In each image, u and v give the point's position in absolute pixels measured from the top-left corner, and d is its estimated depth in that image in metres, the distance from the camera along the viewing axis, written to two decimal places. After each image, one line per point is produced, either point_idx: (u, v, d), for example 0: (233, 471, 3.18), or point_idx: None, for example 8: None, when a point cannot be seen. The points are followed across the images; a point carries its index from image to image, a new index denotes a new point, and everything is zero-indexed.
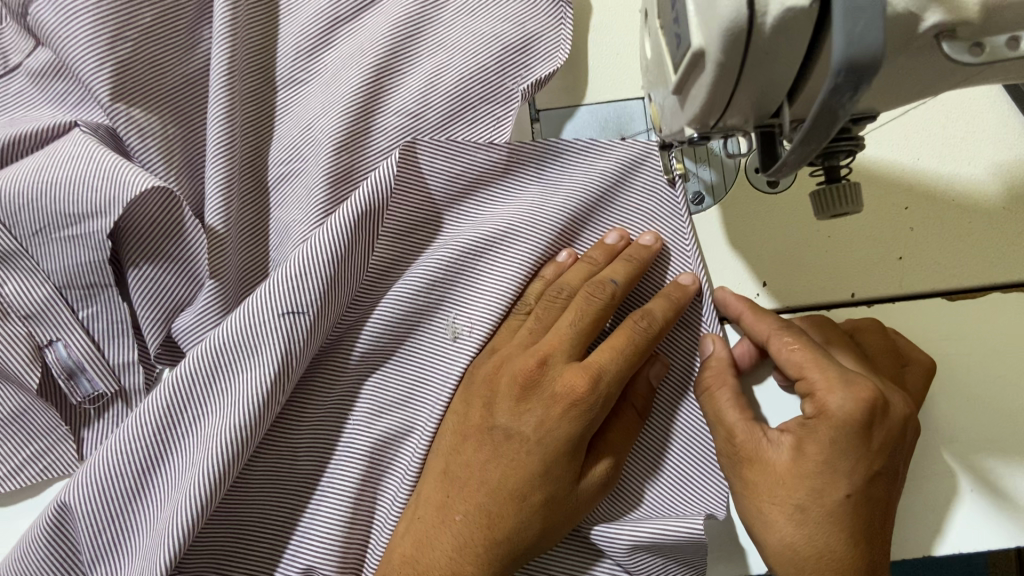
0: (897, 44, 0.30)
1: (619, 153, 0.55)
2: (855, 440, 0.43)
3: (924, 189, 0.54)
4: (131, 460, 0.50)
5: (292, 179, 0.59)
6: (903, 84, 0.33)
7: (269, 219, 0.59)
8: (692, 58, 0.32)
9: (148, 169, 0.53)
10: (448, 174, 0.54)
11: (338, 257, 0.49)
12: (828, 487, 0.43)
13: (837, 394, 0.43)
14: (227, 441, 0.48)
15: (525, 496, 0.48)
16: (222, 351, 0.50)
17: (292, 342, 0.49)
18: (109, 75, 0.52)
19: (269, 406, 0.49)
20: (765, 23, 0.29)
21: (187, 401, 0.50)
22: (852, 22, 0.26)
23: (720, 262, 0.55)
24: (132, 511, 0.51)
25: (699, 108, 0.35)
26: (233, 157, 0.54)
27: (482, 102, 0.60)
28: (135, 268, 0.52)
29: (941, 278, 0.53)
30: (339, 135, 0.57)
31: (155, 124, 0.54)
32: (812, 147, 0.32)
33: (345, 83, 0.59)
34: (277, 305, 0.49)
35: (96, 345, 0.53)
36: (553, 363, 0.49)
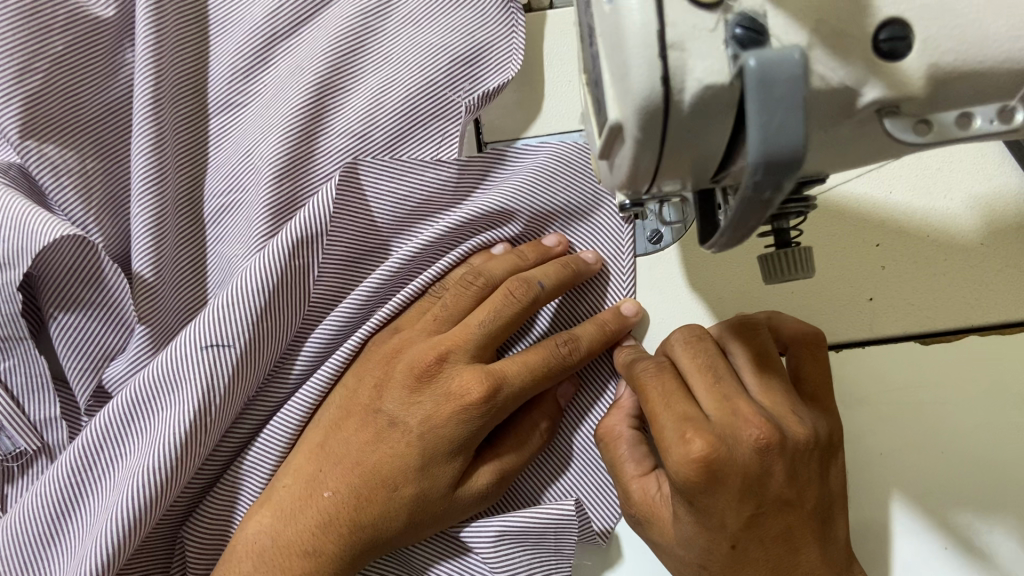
0: (833, 120, 0.27)
1: (566, 171, 0.51)
2: (736, 495, 0.39)
3: (896, 225, 0.51)
4: (44, 511, 0.45)
5: (233, 212, 0.52)
6: (849, 158, 0.30)
7: (209, 255, 0.52)
8: (611, 131, 0.29)
9: (67, 216, 0.49)
10: (394, 197, 0.49)
11: (270, 292, 0.45)
12: (713, 539, 0.40)
13: (670, 457, 0.38)
14: (140, 489, 0.43)
15: (397, 486, 0.46)
16: (143, 391, 0.45)
17: (214, 383, 0.44)
18: (17, 110, 0.48)
19: (190, 457, 0.44)
20: (683, 101, 0.26)
21: (103, 444, 0.46)
22: (768, 115, 0.22)
23: (679, 302, 0.52)
24: (44, 567, 0.46)
25: (624, 176, 0.31)
26: (164, 192, 0.49)
27: (433, 119, 0.53)
28: (56, 316, 0.48)
29: (913, 321, 0.50)
30: (278, 162, 0.50)
31: (72, 160, 0.49)
32: (744, 231, 0.28)
33: (282, 105, 0.52)
34: (201, 338, 0.44)
35: (17, 402, 0.48)
36: (451, 362, 0.47)
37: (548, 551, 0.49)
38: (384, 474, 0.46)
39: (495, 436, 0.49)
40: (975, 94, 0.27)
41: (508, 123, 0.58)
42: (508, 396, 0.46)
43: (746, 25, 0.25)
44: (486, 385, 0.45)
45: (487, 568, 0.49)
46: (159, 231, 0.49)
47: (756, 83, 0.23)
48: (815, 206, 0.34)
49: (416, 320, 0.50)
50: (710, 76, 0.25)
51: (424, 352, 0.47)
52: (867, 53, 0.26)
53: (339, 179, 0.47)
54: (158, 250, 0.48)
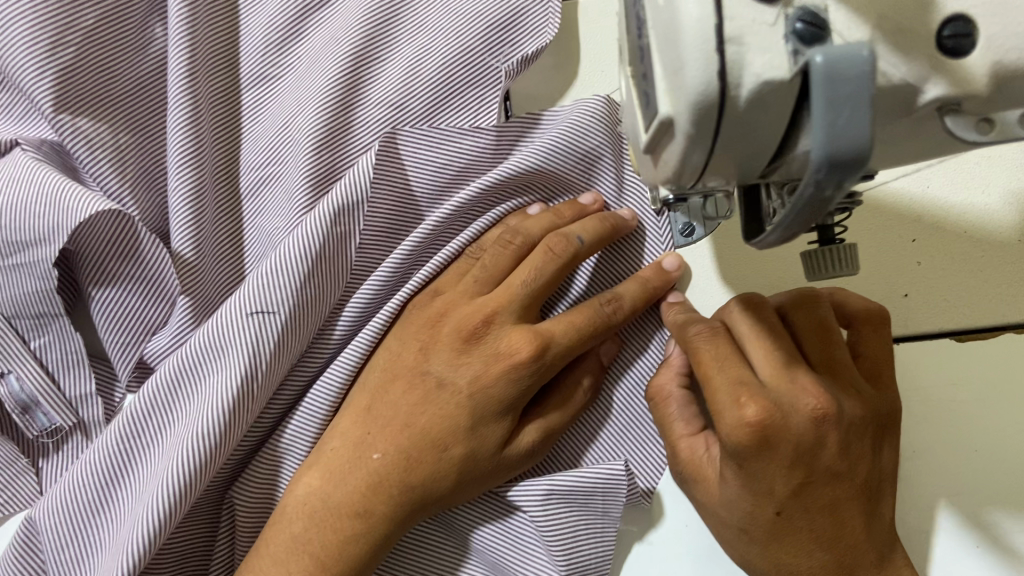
0: (893, 114, 0.26)
1: (598, 128, 0.50)
2: (789, 465, 0.39)
3: (932, 221, 0.50)
4: (99, 472, 0.47)
5: (274, 184, 0.51)
6: (904, 152, 0.29)
7: (248, 229, 0.52)
8: (659, 126, 0.29)
9: (102, 188, 0.48)
10: (434, 164, 0.50)
11: (313, 261, 0.46)
12: (762, 505, 0.41)
13: (723, 423, 0.38)
14: (189, 453, 0.44)
15: (447, 447, 0.45)
16: (191, 356, 0.47)
17: (260, 348, 0.45)
18: (51, 84, 0.47)
19: (237, 420, 0.45)
20: (739, 96, 0.25)
21: (154, 408, 0.47)
22: (836, 114, 0.22)
23: (713, 294, 0.52)
24: (96, 529, 0.47)
25: (671, 171, 0.31)
26: (202, 164, 0.49)
27: (470, 88, 0.51)
28: (95, 292, 0.49)
29: (950, 318, 0.50)
30: (316, 134, 0.50)
31: (105, 134, 0.49)
32: (799, 227, 0.28)
33: (320, 76, 0.51)
34: (247, 304, 0.46)
35: (52, 377, 0.49)
36: (499, 322, 0.47)
37: (594, 513, 0.47)
38: (434, 435, 0.46)
39: (540, 396, 0.49)
40: None
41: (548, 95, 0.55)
42: (556, 355, 0.46)
43: (806, 19, 0.25)
44: (535, 345, 0.46)
45: (533, 529, 0.48)
46: (198, 203, 0.49)
47: (822, 81, 0.22)
48: (860, 202, 0.34)
49: (455, 283, 0.49)
50: (767, 70, 0.25)
51: (470, 314, 0.47)
52: (931, 48, 0.25)
53: (378, 149, 0.48)
54: (197, 227, 0.48)
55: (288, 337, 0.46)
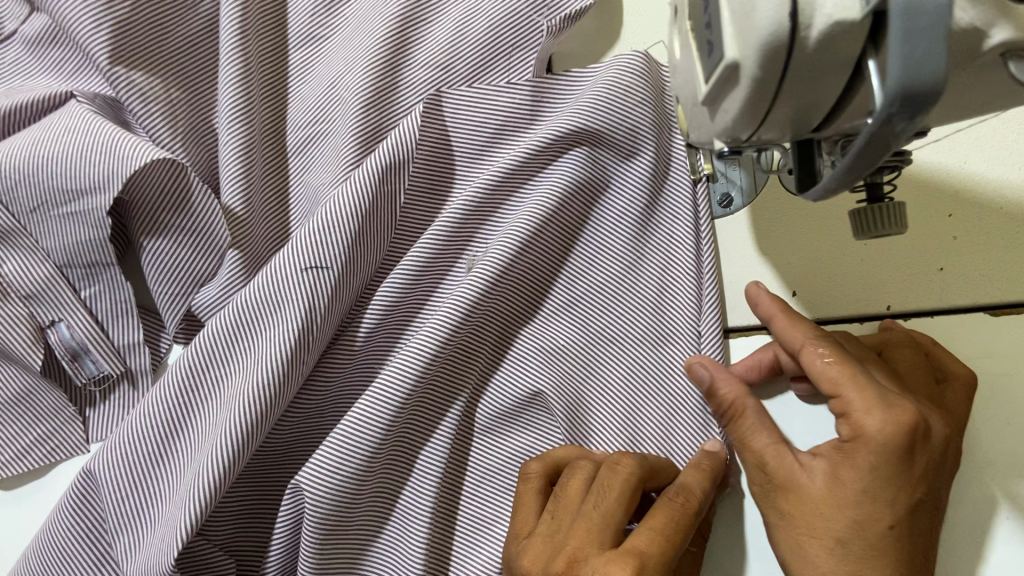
0: (958, 61, 0.27)
1: (634, 87, 0.49)
2: (896, 467, 0.40)
3: (969, 195, 0.50)
4: (156, 425, 0.48)
5: (320, 141, 0.53)
6: (963, 103, 0.30)
7: (294, 185, 0.53)
8: (724, 72, 0.29)
9: (153, 138, 0.49)
10: (474, 124, 0.51)
11: (364, 212, 0.48)
12: (872, 511, 0.41)
13: (874, 417, 0.40)
14: (251, 402, 0.46)
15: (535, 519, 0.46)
16: (246, 311, 0.48)
17: (315, 301, 0.47)
18: (107, 36, 0.48)
19: (292, 374, 0.47)
20: (809, 38, 0.26)
21: (209, 362, 0.49)
22: (911, 46, 0.23)
23: (750, 265, 0.52)
24: (154, 479, 0.49)
25: (732, 120, 0.32)
26: (252, 121, 0.50)
27: (514, 50, 0.53)
28: (145, 243, 0.50)
29: (985, 293, 0.50)
30: (365, 91, 0.51)
31: (158, 89, 0.50)
32: (859, 173, 0.28)
33: (368, 35, 0.52)
34: (300, 262, 0.47)
35: (101, 325, 0.50)
36: None
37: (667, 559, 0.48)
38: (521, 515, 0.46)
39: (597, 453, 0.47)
40: None
41: (586, 55, 0.55)
42: None
43: None
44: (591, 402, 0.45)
45: None
46: (247, 158, 0.50)
47: (899, 15, 0.22)
48: (910, 161, 0.35)
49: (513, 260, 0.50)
50: (839, 11, 0.25)
51: None
52: None
53: (424, 109, 0.50)
54: (247, 180, 0.49)
55: (342, 288, 0.48)
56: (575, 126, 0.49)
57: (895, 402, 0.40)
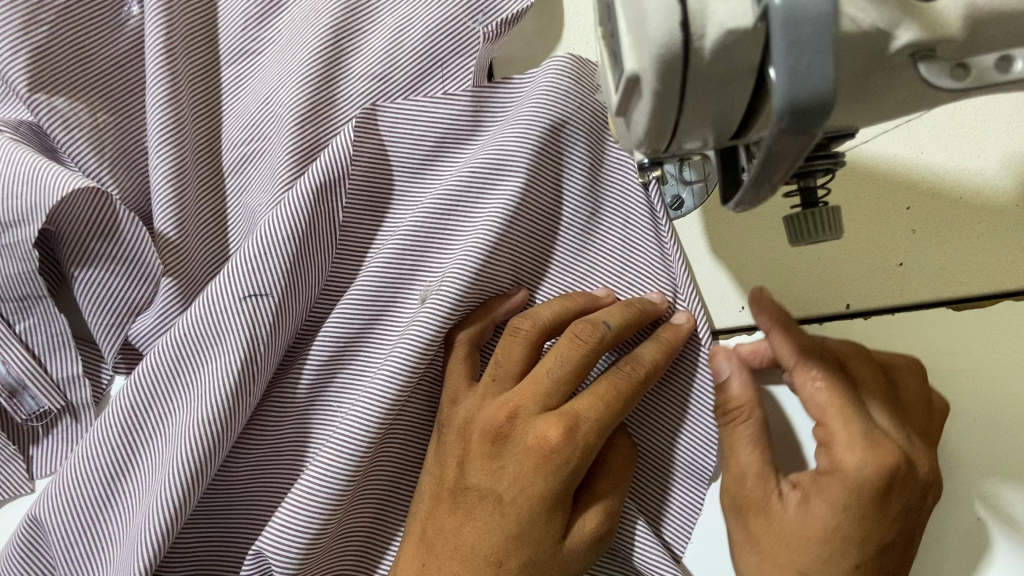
0: (866, 67, 0.25)
1: (568, 90, 0.48)
2: (873, 505, 0.40)
3: (927, 187, 0.49)
4: (100, 468, 0.47)
5: (255, 161, 0.51)
6: (885, 107, 0.28)
7: (230, 208, 0.52)
8: (625, 84, 0.27)
9: (80, 167, 0.48)
10: (413, 136, 0.50)
11: (301, 234, 0.47)
12: (833, 550, 0.40)
13: (855, 451, 0.40)
14: (197, 436, 0.45)
15: (502, 562, 0.42)
16: (186, 342, 0.46)
17: (256, 328, 0.46)
18: (26, 62, 0.47)
19: (239, 407, 0.46)
20: (703, 48, 0.25)
21: (152, 399, 0.47)
22: (797, 56, 0.21)
23: (703, 268, 0.50)
24: (104, 522, 0.48)
25: (644, 134, 0.30)
26: (182, 143, 0.49)
27: (452, 56, 0.51)
28: (77, 272, 0.49)
29: (946, 286, 0.48)
30: (300, 107, 0.50)
31: (83, 114, 0.48)
32: (769, 186, 0.27)
33: (302, 48, 0.51)
34: (237, 290, 0.46)
35: (38, 359, 0.49)
36: (524, 416, 0.43)
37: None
38: (485, 552, 0.42)
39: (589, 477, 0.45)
40: (1016, 35, 0.25)
41: (529, 58, 0.54)
42: (590, 433, 0.42)
43: None
44: (564, 426, 0.42)
45: None
46: (178, 182, 0.48)
47: (782, 23, 0.21)
48: (843, 162, 0.33)
49: (473, 283, 0.47)
50: (731, 20, 0.24)
51: (495, 411, 0.44)
52: None
53: (359, 123, 0.48)
54: (179, 205, 0.48)
55: (283, 315, 0.47)
56: (523, 145, 0.48)
57: (880, 440, 0.40)
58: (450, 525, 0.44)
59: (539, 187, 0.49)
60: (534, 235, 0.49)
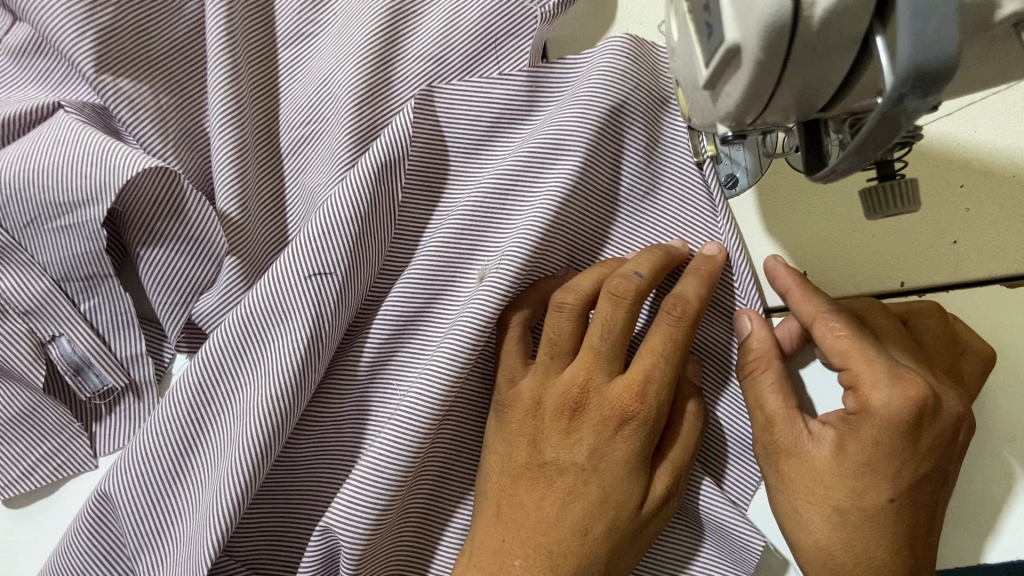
0: (969, 35, 0.26)
1: (626, 71, 0.48)
2: (901, 441, 0.41)
3: (981, 165, 0.49)
4: (168, 443, 0.47)
5: (313, 142, 0.52)
6: (977, 77, 0.29)
7: (288, 189, 0.52)
8: (725, 56, 0.28)
9: (144, 147, 0.48)
10: (469, 117, 0.50)
11: (363, 213, 0.47)
12: (871, 483, 0.41)
13: (881, 390, 0.40)
14: (265, 413, 0.45)
15: (588, 529, 0.44)
16: (252, 321, 0.47)
17: (321, 307, 0.46)
18: (92, 44, 0.47)
19: (305, 383, 0.46)
20: (812, 17, 0.25)
21: (218, 376, 0.48)
22: (922, 22, 0.22)
23: (757, 246, 0.51)
24: (172, 499, 0.48)
25: (735, 106, 0.30)
26: (243, 124, 0.49)
27: (507, 38, 0.51)
28: (142, 252, 0.49)
29: (1000, 264, 0.49)
30: (358, 88, 0.50)
31: (146, 95, 0.49)
32: (869, 154, 0.27)
33: (359, 30, 0.51)
34: (303, 269, 0.46)
35: (103, 338, 0.50)
36: (595, 387, 0.45)
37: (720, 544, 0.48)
38: (572, 523, 0.44)
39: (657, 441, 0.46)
40: None
41: (581, 40, 0.54)
42: (659, 392, 0.44)
43: None
44: (633, 390, 0.44)
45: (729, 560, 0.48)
46: (240, 162, 0.49)
47: None
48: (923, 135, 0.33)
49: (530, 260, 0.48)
50: None
51: (559, 389, 0.46)
52: None
53: (417, 104, 0.49)
54: (241, 185, 0.49)
55: (347, 293, 0.47)
56: (579, 126, 0.48)
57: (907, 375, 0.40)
58: (530, 499, 0.45)
59: (595, 168, 0.49)
60: (589, 215, 0.50)
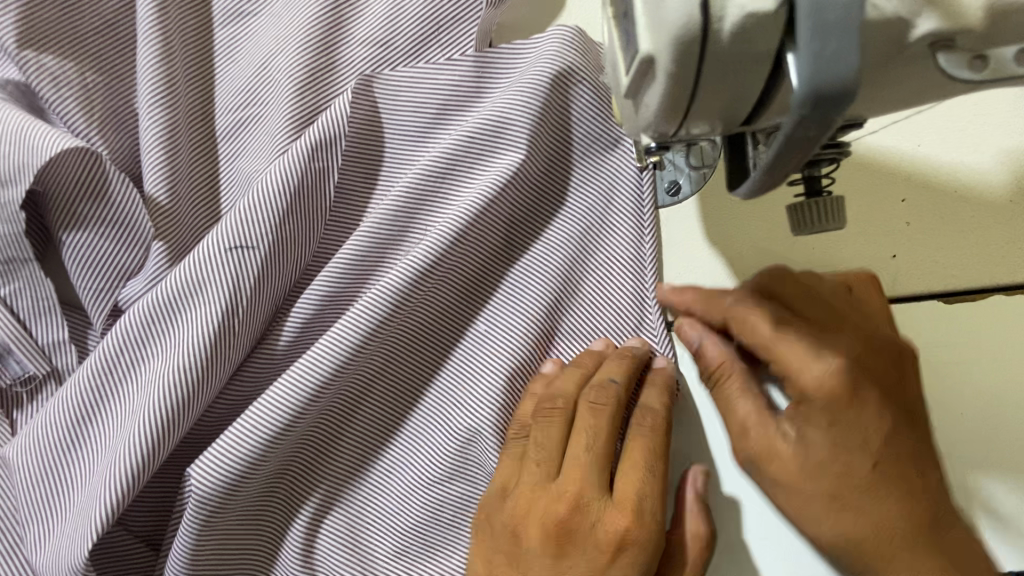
0: (883, 56, 0.25)
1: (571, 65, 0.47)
2: (849, 409, 0.39)
3: (925, 178, 0.48)
4: (75, 412, 0.45)
5: (251, 126, 0.50)
6: (895, 98, 0.28)
7: (224, 175, 0.51)
8: (639, 67, 0.27)
9: (69, 127, 0.46)
10: (415, 105, 0.49)
11: (291, 193, 0.46)
12: (845, 469, 0.39)
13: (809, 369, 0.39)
14: (170, 383, 0.44)
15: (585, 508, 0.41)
16: (168, 294, 0.45)
17: (239, 281, 0.45)
18: (15, 19, 0.46)
19: (217, 357, 0.45)
20: (721, 30, 0.24)
21: (129, 346, 0.45)
22: (821, 42, 0.21)
23: (698, 255, 0.50)
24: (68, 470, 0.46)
25: (654, 117, 0.29)
26: (176, 106, 0.48)
27: (455, 23, 0.50)
28: (65, 236, 0.47)
29: (943, 279, 0.48)
30: (298, 74, 0.49)
31: (71, 72, 0.47)
32: (782, 173, 0.27)
33: (302, 13, 0.50)
34: (224, 240, 0.45)
35: (24, 325, 0.48)
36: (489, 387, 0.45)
37: None
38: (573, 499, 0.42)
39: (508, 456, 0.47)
40: None
41: (532, 25, 0.53)
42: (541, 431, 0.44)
43: None
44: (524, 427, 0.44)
45: None
46: (171, 145, 0.47)
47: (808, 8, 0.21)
48: (849, 152, 0.33)
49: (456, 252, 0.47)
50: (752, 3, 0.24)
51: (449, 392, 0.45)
52: None
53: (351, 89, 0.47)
54: (172, 169, 0.47)
55: (269, 273, 0.46)
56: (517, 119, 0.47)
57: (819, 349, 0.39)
58: None
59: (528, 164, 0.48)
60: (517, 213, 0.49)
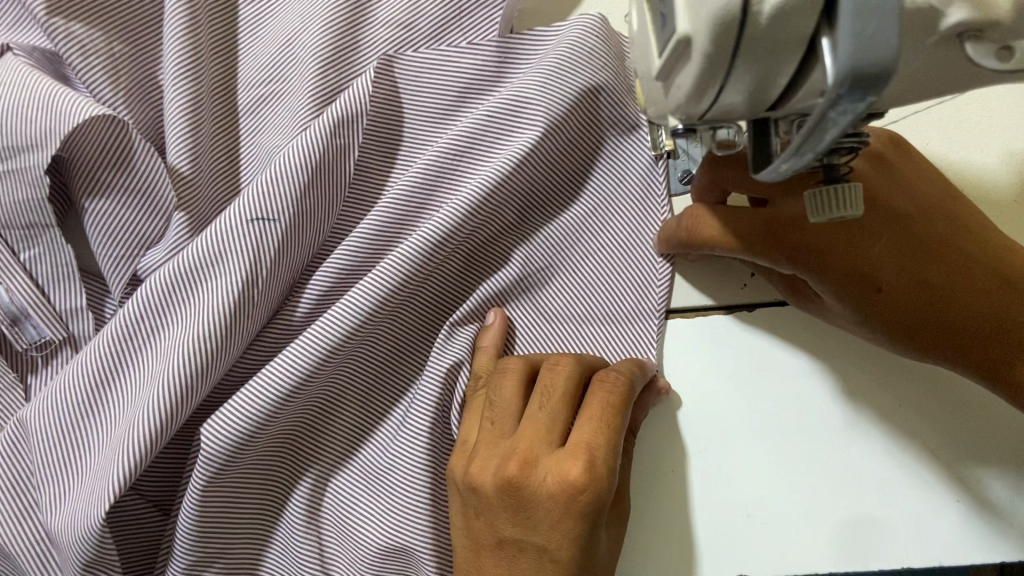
0: (911, 43, 0.26)
1: (594, 51, 0.48)
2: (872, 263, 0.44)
3: None
4: (94, 375, 0.46)
5: (273, 102, 0.51)
6: (919, 88, 0.29)
7: (245, 148, 0.51)
8: (676, 46, 0.28)
9: (95, 95, 0.47)
10: (436, 86, 0.50)
11: (312, 167, 0.46)
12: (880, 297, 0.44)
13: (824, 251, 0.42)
14: (192, 349, 0.44)
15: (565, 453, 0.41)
16: (190, 263, 0.46)
17: (261, 251, 0.46)
18: None
19: (237, 328, 0.45)
20: (761, 13, 0.25)
21: (150, 313, 0.46)
22: (862, 24, 0.22)
23: None
24: (85, 433, 0.46)
25: (685, 97, 0.30)
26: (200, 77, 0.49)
27: (478, 7, 0.51)
28: (87, 203, 0.48)
29: None
30: (322, 51, 0.49)
31: (98, 41, 0.48)
32: (809, 157, 0.27)
33: None
34: (247, 212, 0.46)
35: (42, 290, 0.48)
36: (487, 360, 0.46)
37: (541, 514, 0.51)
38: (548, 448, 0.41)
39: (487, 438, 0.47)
40: None
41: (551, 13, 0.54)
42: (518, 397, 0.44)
43: None
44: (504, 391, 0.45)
45: None
46: (194, 116, 0.48)
47: None
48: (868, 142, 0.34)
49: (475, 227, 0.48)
50: None
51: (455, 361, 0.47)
52: None
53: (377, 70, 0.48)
54: (195, 140, 0.48)
55: (288, 246, 0.46)
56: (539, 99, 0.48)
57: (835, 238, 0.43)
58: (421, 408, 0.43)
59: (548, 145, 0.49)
60: (534, 193, 0.50)
